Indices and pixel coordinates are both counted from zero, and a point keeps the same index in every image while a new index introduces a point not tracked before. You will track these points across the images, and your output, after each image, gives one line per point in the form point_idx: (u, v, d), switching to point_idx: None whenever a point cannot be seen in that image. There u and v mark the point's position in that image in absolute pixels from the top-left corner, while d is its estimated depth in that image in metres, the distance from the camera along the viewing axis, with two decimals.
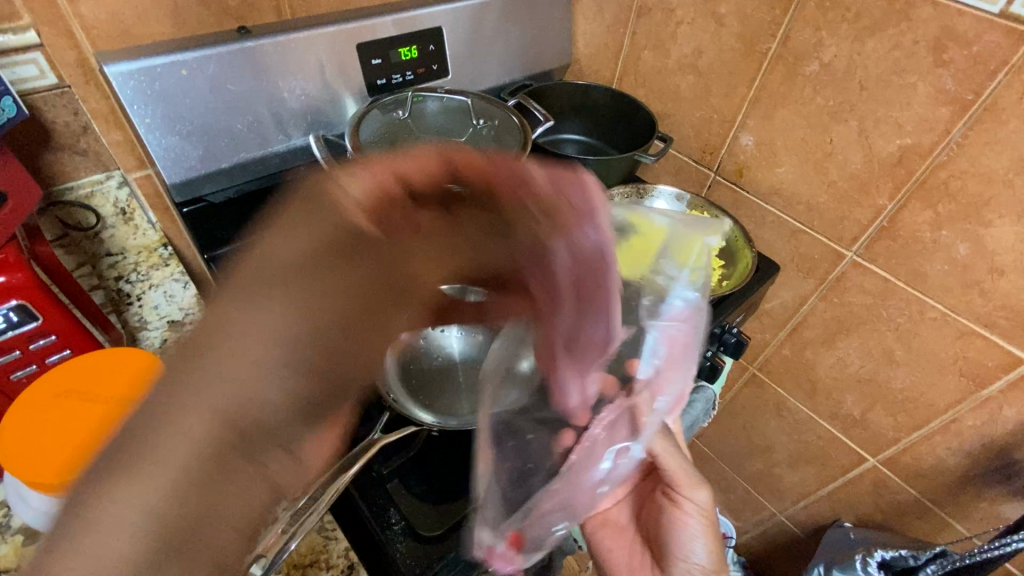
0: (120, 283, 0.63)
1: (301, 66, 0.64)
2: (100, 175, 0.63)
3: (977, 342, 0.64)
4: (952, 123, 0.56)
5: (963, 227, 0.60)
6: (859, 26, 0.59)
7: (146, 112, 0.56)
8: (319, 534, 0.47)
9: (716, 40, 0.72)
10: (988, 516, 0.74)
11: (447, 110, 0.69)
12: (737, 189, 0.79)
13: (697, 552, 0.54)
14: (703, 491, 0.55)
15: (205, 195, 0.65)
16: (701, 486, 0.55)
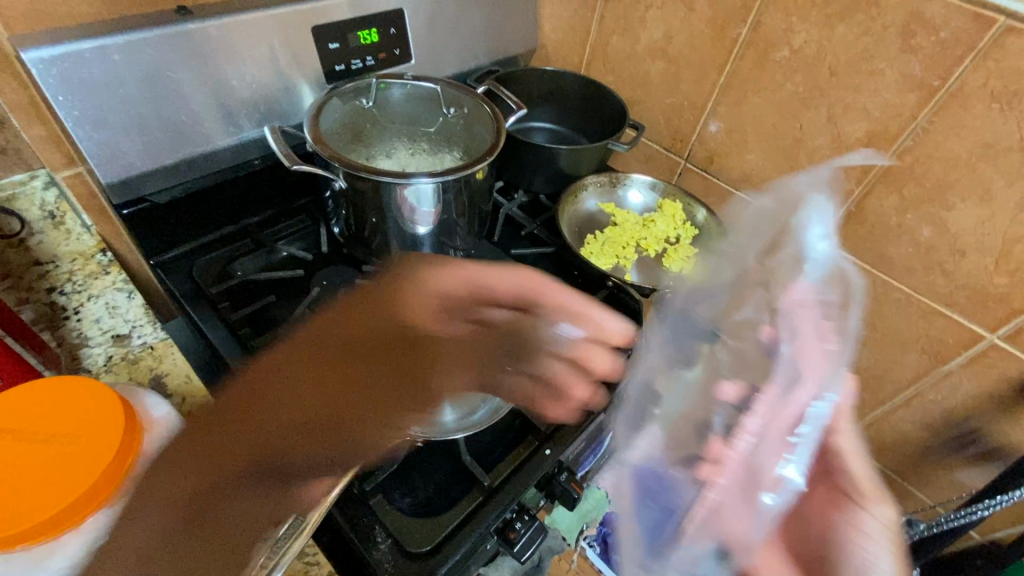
0: (54, 294, 0.57)
1: (250, 51, 0.58)
2: (22, 174, 0.56)
3: (939, 321, 0.67)
4: (918, 109, 0.57)
5: (927, 211, 0.62)
6: (829, 12, 0.59)
7: (73, 104, 0.50)
8: (300, 560, 0.43)
9: (686, 25, 0.71)
10: (947, 484, 0.79)
11: (414, 98, 0.65)
12: (707, 177, 0.79)
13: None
14: (888, 508, 0.39)
15: (147, 195, 0.59)
16: (883, 501, 0.40)
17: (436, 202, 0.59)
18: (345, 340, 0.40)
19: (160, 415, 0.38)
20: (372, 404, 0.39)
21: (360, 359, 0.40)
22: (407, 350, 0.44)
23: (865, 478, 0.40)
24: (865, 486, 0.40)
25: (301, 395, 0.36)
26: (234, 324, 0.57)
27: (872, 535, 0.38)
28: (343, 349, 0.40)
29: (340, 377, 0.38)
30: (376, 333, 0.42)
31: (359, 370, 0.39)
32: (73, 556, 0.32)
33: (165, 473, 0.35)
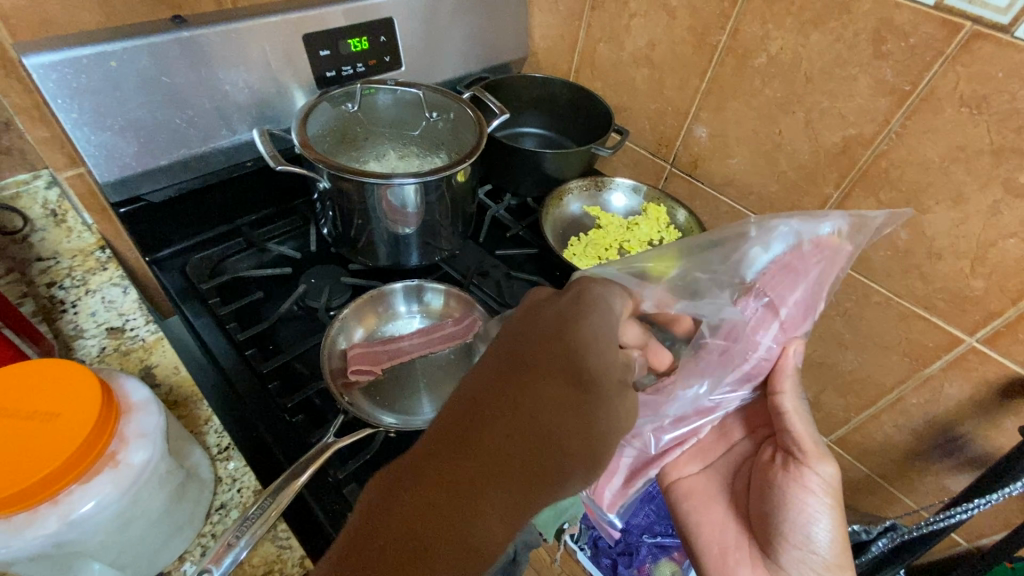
0: (53, 289, 0.60)
1: (242, 58, 0.61)
2: (26, 174, 0.61)
3: (919, 324, 0.67)
4: (891, 113, 0.58)
5: (903, 214, 0.62)
6: (803, 19, 0.60)
7: (72, 107, 0.53)
8: (273, 544, 0.44)
9: (669, 32, 0.72)
10: (933, 488, 0.78)
11: (401, 104, 0.67)
12: (691, 181, 0.80)
13: (816, 535, 0.49)
14: (830, 466, 0.50)
15: (143, 194, 0.62)
16: (826, 459, 0.50)
17: (419, 203, 0.61)
18: (485, 382, 0.39)
19: (140, 398, 0.39)
20: (539, 418, 0.37)
21: (508, 394, 0.37)
22: (537, 378, 0.38)
23: (809, 439, 0.51)
24: (809, 447, 0.50)
25: (503, 431, 0.36)
26: (222, 319, 0.59)
27: (812, 488, 0.49)
28: (485, 392, 0.38)
29: (483, 412, 0.37)
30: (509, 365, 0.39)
31: (510, 405, 0.37)
32: (43, 531, 0.32)
33: (138, 455, 0.36)
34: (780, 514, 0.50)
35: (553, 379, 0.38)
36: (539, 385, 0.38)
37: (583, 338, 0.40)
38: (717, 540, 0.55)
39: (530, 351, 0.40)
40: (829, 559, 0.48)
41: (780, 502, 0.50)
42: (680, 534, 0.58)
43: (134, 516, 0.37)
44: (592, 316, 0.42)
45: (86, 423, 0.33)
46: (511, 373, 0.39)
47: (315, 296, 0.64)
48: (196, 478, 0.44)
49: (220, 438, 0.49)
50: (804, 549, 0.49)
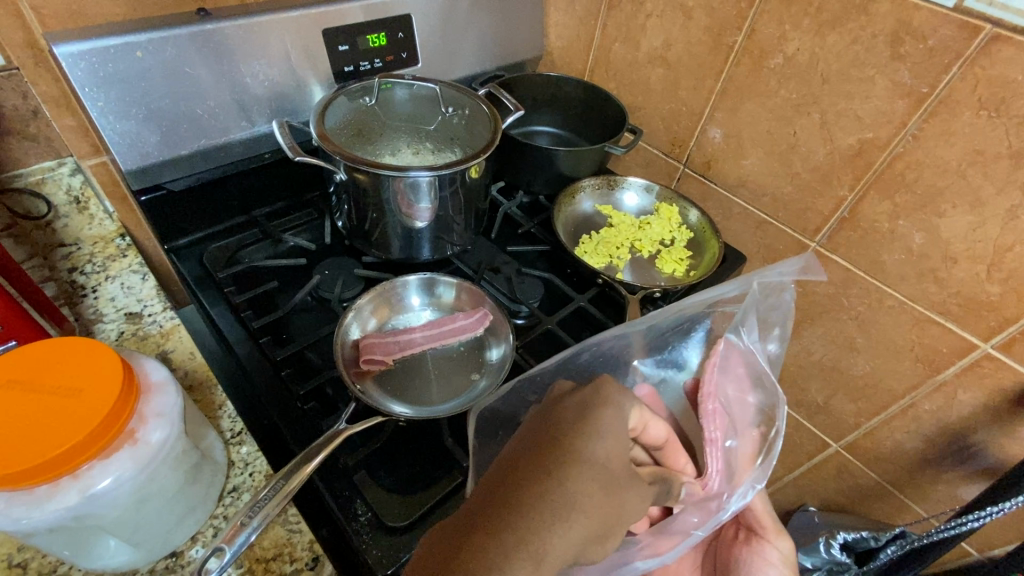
0: (75, 274, 0.61)
1: (263, 51, 0.62)
2: (52, 161, 0.63)
3: (933, 329, 0.66)
4: (908, 115, 0.58)
5: (919, 217, 0.62)
6: (821, 20, 0.60)
7: (98, 95, 0.54)
8: (282, 527, 0.45)
9: (685, 33, 0.72)
10: (945, 497, 0.77)
11: (417, 98, 0.67)
12: (705, 182, 0.80)
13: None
14: (786, 540, 0.50)
15: (164, 182, 0.63)
16: (783, 533, 0.51)
17: (433, 197, 0.62)
18: (500, 470, 0.35)
19: (159, 378, 0.39)
20: (566, 494, 0.33)
21: (532, 475, 0.34)
22: (560, 464, 0.34)
23: (769, 517, 0.51)
24: (767, 522, 0.51)
25: (533, 483, 0.33)
26: (237, 307, 0.60)
27: (773, 561, 0.49)
28: (506, 476, 0.34)
29: (508, 496, 0.33)
30: (525, 452, 0.35)
31: (539, 485, 0.33)
32: (65, 503, 0.33)
33: (156, 433, 0.37)
34: None
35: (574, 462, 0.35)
36: (559, 471, 0.34)
37: (598, 424, 0.36)
38: None
39: (545, 434, 0.36)
40: None
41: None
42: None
43: (150, 493, 0.38)
44: (603, 406, 0.37)
45: (108, 400, 0.34)
46: (529, 449, 0.35)
47: (328, 287, 0.65)
48: (210, 460, 0.45)
49: (234, 423, 0.50)
50: None
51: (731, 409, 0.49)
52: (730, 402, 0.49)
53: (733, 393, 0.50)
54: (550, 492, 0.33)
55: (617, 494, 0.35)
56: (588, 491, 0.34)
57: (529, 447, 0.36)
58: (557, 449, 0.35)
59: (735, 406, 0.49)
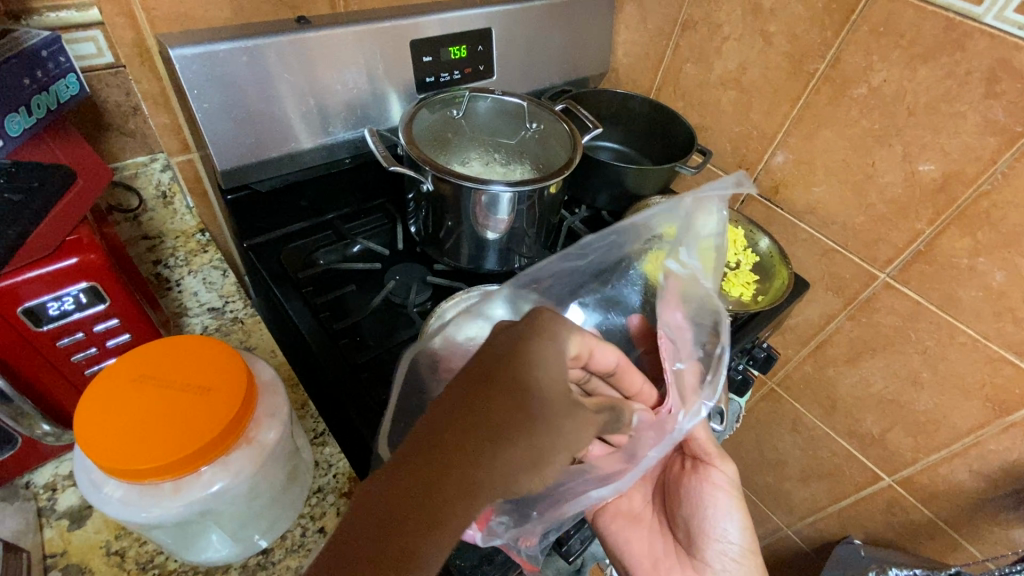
0: (158, 266, 0.64)
1: (354, 60, 0.64)
2: (144, 157, 0.63)
3: (1007, 369, 0.65)
4: (999, 153, 0.58)
5: (1002, 256, 0.61)
6: (912, 53, 0.60)
7: (204, 98, 0.56)
8: None
9: (762, 57, 0.72)
10: (1003, 540, 0.76)
11: (501, 113, 0.69)
12: (770, 206, 0.80)
13: (729, 530, 0.53)
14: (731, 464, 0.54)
15: (251, 182, 0.65)
16: (726, 457, 0.54)
17: (511, 210, 0.62)
18: (443, 404, 0.32)
19: (269, 379, 0.41)
20: (510, 425, 0.31)
21: (473, 404, 0.31)
22: (497, 394, 0.32)
23: (711, 443, 0.54)
24: (711, 450, 0.53)
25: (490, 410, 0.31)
26: (315, 308, 0.62)
27: (718, 484, 0.53)
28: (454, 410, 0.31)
29: (449, 433, 0.30)
30: (467, 384, 0.32)
31: (481, 418, 0.31)
32: (189, 498, 0.34)
33: (269, 434, 0.38)
34: (699, 514, 0.53)
35: (518, 392, 0.32)
36: (500, 400, 0.32)
37: (536, 357, 0.34)
38: (648, 554, 0.56)
39: (488, 368, 0.33)
40: (745, 548, 0.52)
41: (693, 502, 0.54)
42: (609, 550, 0.58)
43: (258, 492, 0.39)
44: (543, 338, 0.36)
45: (233, 403, 0.35)
46: (476, 377, 0.33)
47: (400, 292, 0.66)
48: (301, 460, 0.46)
49: (317, 423, 0.51)
50: (721, 542, 0.52)
51: (674, 338, 0.51)
52: (672, 326, 0.51)
53: (674, 320, 0.51)
54: (488, 424, 0.31)
55: (555, 425, 0.34)
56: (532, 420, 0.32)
57: (468, 378, 0.33)
58: (500, 380, 0.32)
59: (675, 335, 0.51)
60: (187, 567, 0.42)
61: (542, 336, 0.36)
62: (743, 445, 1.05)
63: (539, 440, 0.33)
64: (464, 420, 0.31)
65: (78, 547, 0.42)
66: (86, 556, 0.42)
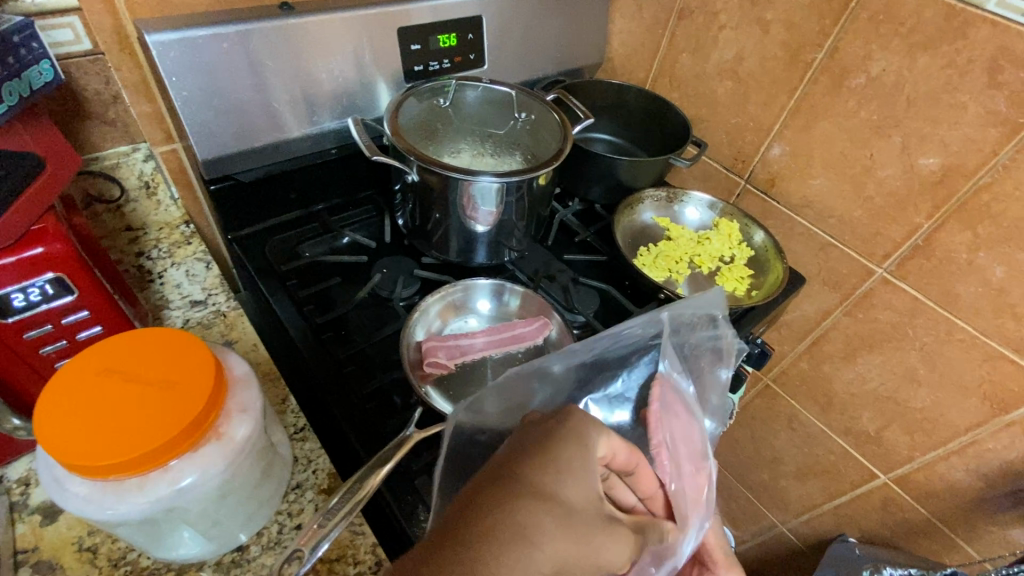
0: (141, 258, 0.62)
1: (339, 47, 0.62)
2: (126, 147, 0.62)
3: (1005, 366, 0.64)
4: (1000, 144, 0.56)
5: (1002, 251, 0.60)
6: (912, 41, 0.58)
7: (183, 85, 0.55)
8: (346, 529, 0.45)
9: (759, 47, 0.71)
10: (999, 539, 0.74)
11: (488, 102, 0.68)
12: (767, 199, 0.78)
13: None
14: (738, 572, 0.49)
15: (234, 173, 0.63)
16: (734, 565, 0.49)
17: (498, 202, 0.61)
18: (470, 495, 0.34)
19: (242, 373, 0.40)
20: (530, 521, 0.33)
21: (498, 502, 0.33)
22: (524, 497, 0.34)
23: (721, 548, 0.49)
24: (718, 554, 0.49)
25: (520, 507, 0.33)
26: (299, 301, 0.60)
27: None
28: (481, 505, 0.33)
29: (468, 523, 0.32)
30: (490, 477, 0.35)
31: (504, 518, 0.33)
32: (155, 495, 0.34)
33: (241, 430, 0.37)
34: None
35: (541, 495, 0.34)
36: (525, 502, 0.34)
37: (563, 461, 0.36)
38: None
39: (513, 463, 0.36)
40: None
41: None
42: None
43: (230, 487, 0.38)
44: (570, 442, 0.37)
45: (200, 397, 0.34)
46: (504, 473, 0.35)
47: (387, 286, 0.64)
48: (279, 456, 0.45)
49: (297, 418, 0.50)
50: None
51: (673, 450, 0.47)
52: (675, 438, 0.48)
53: (678, 430, 0.48)
54: (512, 525, 0.33)
55: (580, 531, 0.35)
56: (559, 525, 0.34)
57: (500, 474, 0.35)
58: (524, 479, 0.35)
59: (681, 443, 0.48)
60: (160, 564, 0.41)
61: (568, 432, 0.38)
62: (738, 442, 1.04)
63: (561, 545, 0.34)
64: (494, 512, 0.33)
65: (50, 542, 0.42)
66: (58, 552, 0.41)
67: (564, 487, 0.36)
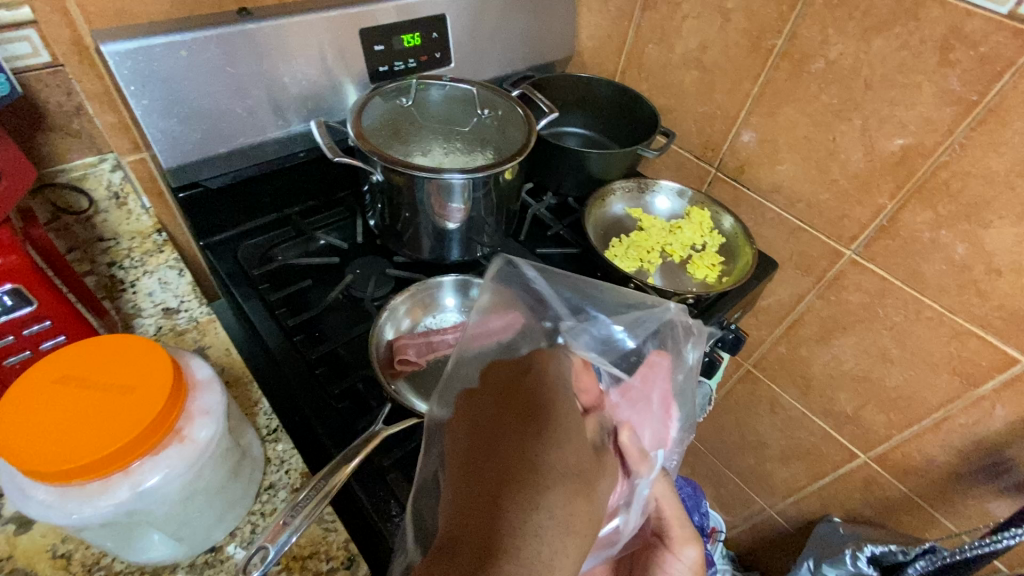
0: (114, 268, 0.62)
1: (300, 51, 0.62)
2: (93, 158, 0.62)
3: (973, 342, 0.65)
4: (956, 123, 0.57)
5: (963, 228, 0.61)
6: (867, 24, 0.59)
7: (143, 93, 0.55)
8: (318, 525, 0.45)
9: (722, 35, 0.71)
10: (976, 513, 0.75)
11: (451, 100, 0.68)
12: (737, 186, 0.79)
13: None
14: (693, 548, 0.50)
15: (202, 179, 0.64)
16: (690, 542, 0.50)
17: (466, 198, 0.61)
18: (460, 477, 0.36)
19: (204, 376, 0.40)
20: (532, 477, 0.34)
21: (490, 478, 0.35)
22: (504, 461, 0.35)
23: (679, 525, 0.49)
24: (676, 533, 0.49)
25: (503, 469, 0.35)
26: (271, 305, 0.61)
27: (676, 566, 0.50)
28: (476, 475, 0.35)
29: (474, 510, 0.33)
30: (467, 450, 0.37)
31: (490, 492, 0.34)
32: (116, 498, 0.34)
33: (202, 431, 0.38)
34: None
35: (521, 453, 0.36)
36: (500, 463, 0.35)
37: (529, 410, 0.38)
38: None
39: (499, 438, 0.37)
40: None
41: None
42: None
43: (195, 488, 0.39)
44: (534, 387, 0.40)
45: (158, 399, 0.35)
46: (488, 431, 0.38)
47: (359, 286, 0.65)
48: (248, 456, 0.46)
49: (270, 420, 0.51)
50: None
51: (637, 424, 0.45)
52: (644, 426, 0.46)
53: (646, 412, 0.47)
54: (503, 492, 0.34)
55: (574, 469, 0.36)
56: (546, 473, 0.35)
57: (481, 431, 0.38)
58: (500, 449, 0.36)
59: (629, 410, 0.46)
60: (133, 568, 0.42)
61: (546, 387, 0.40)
62: (724, 428, 1.05)
63: (570, 496, 0.34)
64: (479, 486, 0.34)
65: (24, 551, 0.42)
66: (31, 560, 0.42)
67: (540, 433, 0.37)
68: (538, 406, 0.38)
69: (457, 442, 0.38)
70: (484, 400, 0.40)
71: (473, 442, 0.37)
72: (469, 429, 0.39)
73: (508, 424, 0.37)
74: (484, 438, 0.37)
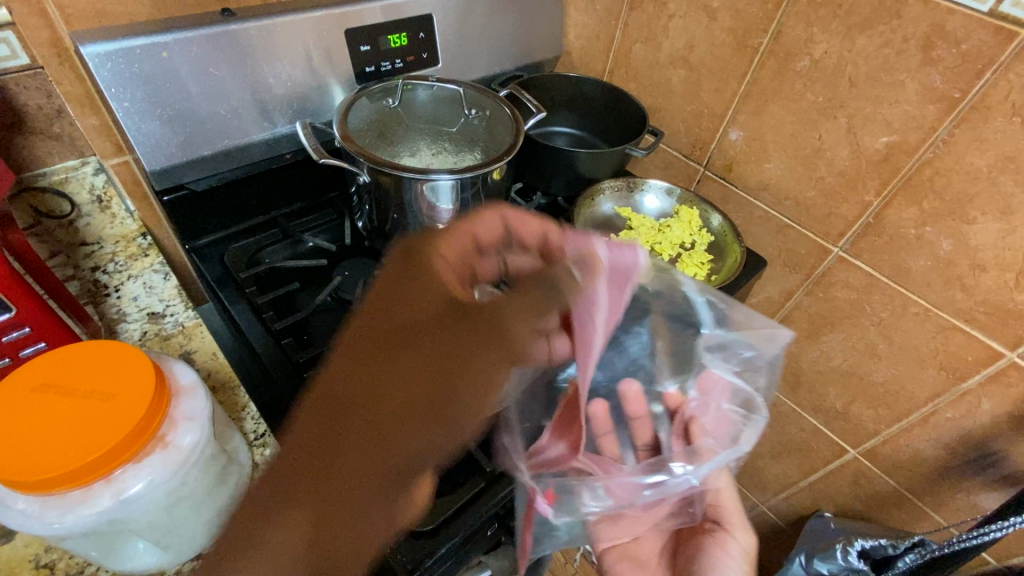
0: (97, 273, 0.62)
1: (286, 51, 0.62)
2: (75, 161, 0.61)
3: (958, 337, 0.65)
4: (939, 120, 0.57)
5: (947, 224, 0.61)
6: (850, 23, 0.59)
7: (124, 95, 0.54)
8: None
9: (708, 34, 0.72)
10: (964, 506, 0.76)
11: (438, 100, 0.68)
12: (726, 185, 0.79)
13: None
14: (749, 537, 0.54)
15: (186, 182, 0.63)
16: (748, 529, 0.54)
17: (454, 199, 0.61)
18: (347, 373, 0.38)
19: (188, 381, 0.40)
20: (416, 360, 0.38)
21: (375, 371, 0.37)
22: (388, 354, 0.38)
23: (737, 512, 0.55)
24: (734, 518, 0.55)
25: (403, 380, 0.36)
26: (258, 308, 0.60)
27: (731, 552, 0.53)
28: (364, 378, 0.37)
29: (355, 401, 0.36)
30: (355, 347, 0.39)
31: (371, 379, 0.37)
32: (97, 507, 0.34)
33: (187, 437, 0.37)
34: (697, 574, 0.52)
35: (409, 343, 0.38)
36: (390, 361, 0.37)
37: (405, 298, 0.42)
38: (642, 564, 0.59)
39: (385, 337, 0.39)
40: None
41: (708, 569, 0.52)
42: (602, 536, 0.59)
43: (180, 495, 0.38)
44: (419, 284, 0.43)
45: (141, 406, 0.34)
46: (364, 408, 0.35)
47: (348, 289, 0.65)
48: (235, 462, 0.45)
49: (257, 425, 0.52)
50: None
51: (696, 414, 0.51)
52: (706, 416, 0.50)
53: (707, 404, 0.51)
54: (381, 379, 0.37)
55: (478, 352, 0.39)
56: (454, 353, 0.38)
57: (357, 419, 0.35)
58: (382, 343, 0.39)
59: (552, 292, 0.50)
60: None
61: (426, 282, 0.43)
62: None
63: (480, 391, 0.39)
64: (373, 380, 0.36)
65: (5, 561, 0.41)
66: (14, 569, 0.41)
67: (431, 324, 0.40)
68: (418, 305, 0.41)
69: (350, 342, 0.40)
70: (364, 318, 0.41)
71: (365, 341, 0.39)
72: (362, 334, 0.40)
73: (397, 319, 0.40)
74: (374, 337, 0.39)
